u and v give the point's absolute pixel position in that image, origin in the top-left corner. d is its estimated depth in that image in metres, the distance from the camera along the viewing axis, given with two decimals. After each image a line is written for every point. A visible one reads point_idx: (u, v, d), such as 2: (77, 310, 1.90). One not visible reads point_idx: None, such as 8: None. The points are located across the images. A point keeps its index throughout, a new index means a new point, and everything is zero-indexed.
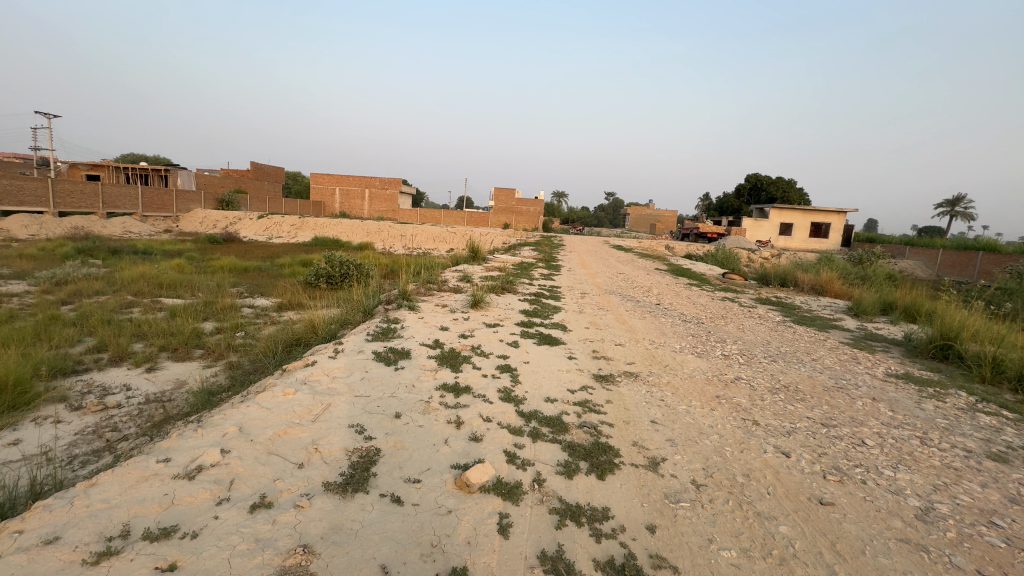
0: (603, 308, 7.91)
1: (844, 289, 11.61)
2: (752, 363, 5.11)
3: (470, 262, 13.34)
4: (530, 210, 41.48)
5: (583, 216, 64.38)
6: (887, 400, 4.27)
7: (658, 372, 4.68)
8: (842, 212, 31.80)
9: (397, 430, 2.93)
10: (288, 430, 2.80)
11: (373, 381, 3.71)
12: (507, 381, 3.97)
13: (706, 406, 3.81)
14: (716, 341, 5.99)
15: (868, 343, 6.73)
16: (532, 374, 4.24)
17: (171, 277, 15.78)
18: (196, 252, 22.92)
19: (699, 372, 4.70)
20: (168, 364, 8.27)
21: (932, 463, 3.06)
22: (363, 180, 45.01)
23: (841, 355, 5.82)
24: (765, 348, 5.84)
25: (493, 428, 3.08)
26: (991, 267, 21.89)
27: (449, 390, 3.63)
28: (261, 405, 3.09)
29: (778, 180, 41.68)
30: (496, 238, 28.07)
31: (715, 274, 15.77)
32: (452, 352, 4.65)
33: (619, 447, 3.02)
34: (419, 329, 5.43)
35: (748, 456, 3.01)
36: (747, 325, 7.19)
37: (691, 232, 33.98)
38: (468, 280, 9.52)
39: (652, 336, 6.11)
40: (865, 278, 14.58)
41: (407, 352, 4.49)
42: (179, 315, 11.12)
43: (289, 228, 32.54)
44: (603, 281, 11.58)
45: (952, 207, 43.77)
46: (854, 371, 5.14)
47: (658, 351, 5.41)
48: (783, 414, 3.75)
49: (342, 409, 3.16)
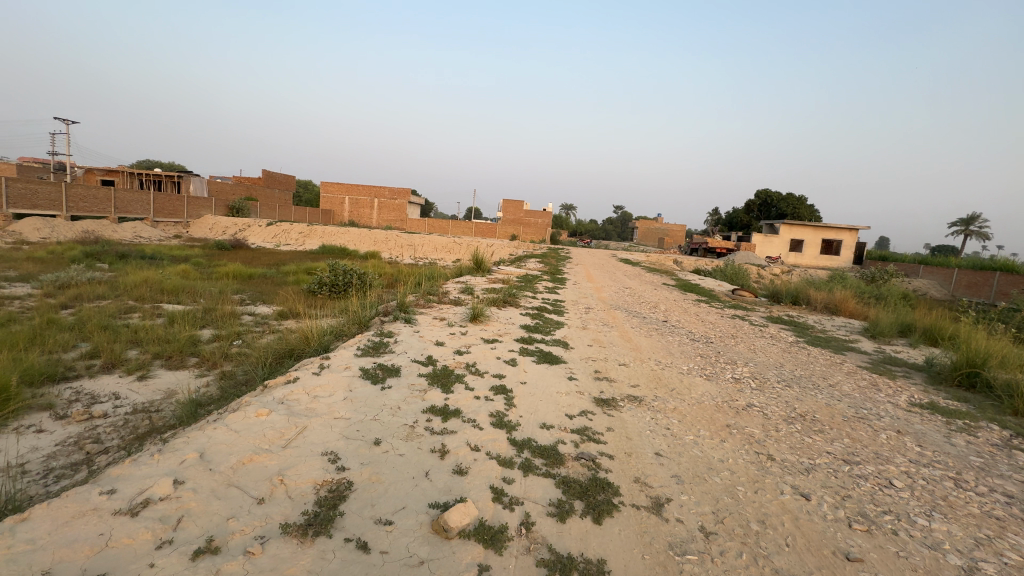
0: (607, 324, 7.62)
1: (859, 309, 11.22)
2: (765, 388, 4.78)
3: (474, 274, 13.12)
4: (538, 222, 41.44)
5: (591, 229, 64.38)
6: (913, 433, 3.94)
7: (663, 396, 4.37)
8: (854, 229, 31.31)
9: (374, 460, 2.66)
10: (254, 458, 2.54)
11: (356, 401, 3.45)
12: (500, 404, 3.69)
13: (715, 437, 3.51)
14: (725, 363, 5.66)
15: (887, 367, 6.37)
16: (529, 397, 3.96)
17: (175, 282, 15.68)
18: (202, 259, 22.98)
19: (708, 398, 4.39)
20: (160, 373, 8.09)
21: (970, 511, 2.73)
22: (372, 189, 45.23)
23: (860, 381, 5.47)
24: (778, 372, 5.51)
25: (480, 459, 2.81)
26: (1008, 288, 21.31)
27: (438, 413, 3.36)
28: (229, 427, 2.84)
29: (789, 197, 41.52)
30: (503, 249, 27.95)
31: (724, 290, 15.42)
32: (444, 369, 4.38)
33: (618, 485, 2.72)
34: (413, 344, 5.17)
35: (763, 498, 2.70)
36: (758, 346, 6.86)
37: (699, 247, 33.63)
38: (469, 292, 9.28)
39: (657, 356, 5.80)
40: (879, 297, 14.17)
41: (396, 369, 4.23)
42: (179, 322, 10.97)
43: (297, 236, 32.64)
44: (609, 295, 11.29)
45: (967, 226, 43.14)
46: (875, 400, 4.80)
47: (664, 372, 5.11)
48: (800, 447, 3.44)
49: (318, 433, 2.90)
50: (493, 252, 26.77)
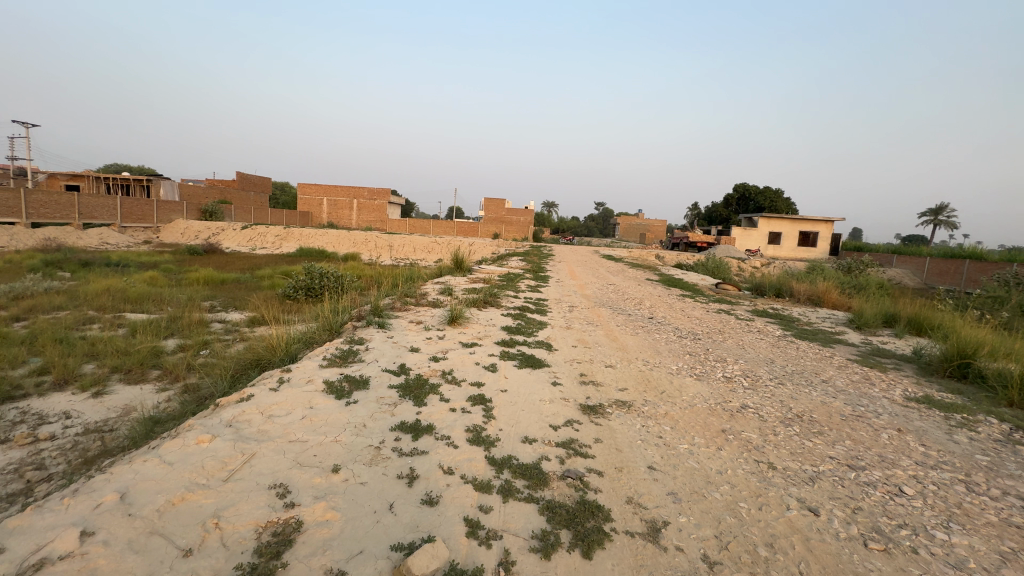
0: (592, 323, 7.36)
1: (842, 299, 11.19)
2: (758, 387, 4.56)
3: (454, 273, 12.77)
4: (520, 220, 41.24)
5: (573, 226, 64.49)
6: (914, 431, 3.74)
7: (653, 400, 4.11)
8: (830, 221, 31.80)
9: (331, 492, 2.32)
10: (187, 496, 2.18)
11: (315, 421, 3.08)
12: (478, 417, 3.37)
13: (711, 445, 3.25)
14: (715, 360, 5.43)
15: (877, 360, 6.23)
16: (509, 406, 3.65)
17: (141, 290, 14.93)
18: (172, 265, 22.10)
19: (700, 400, 4.14)
20: (118, 388, 7.54)
21: (989, 521, 2.52)
22: (350, 190, 44.35)
23: (852, 375, 5.30)
24: (770, 368, 5.31)
25: (453, 485, 2.48)
26: (978, 275, 21.81)
27: (408, 430, 3.02)
28: (161, 460, 2.45)
29: (765, 191, 42.10)
30: (485, 248, 27.64)
31: (707, 284, 15.34)
32: (418, 379, 4.03)
33: (609, 508, 2.43)
34: (385, 352, 4.80)
35: (769, 516, 2.43)
36: (746, 341, 6.67)
37: (681, 242, 33.76)
38: (449, 292, 8.94)
39: (645, 355, 5.55)
40: (859, 287, 14.24)
41: (364, 381, 3.87)
42: (143, 333, 10.35)
43: (273, 238, 31.75)
44: (593, 293, 11.05)
45: (935, 216, 44.43)
46: (870, 395, 4.62)
47: (652, 373, 4.85)
48: (802, 453, 3.20)
49: (267, 462, 2.54)
50: (474, 251, 26.35)
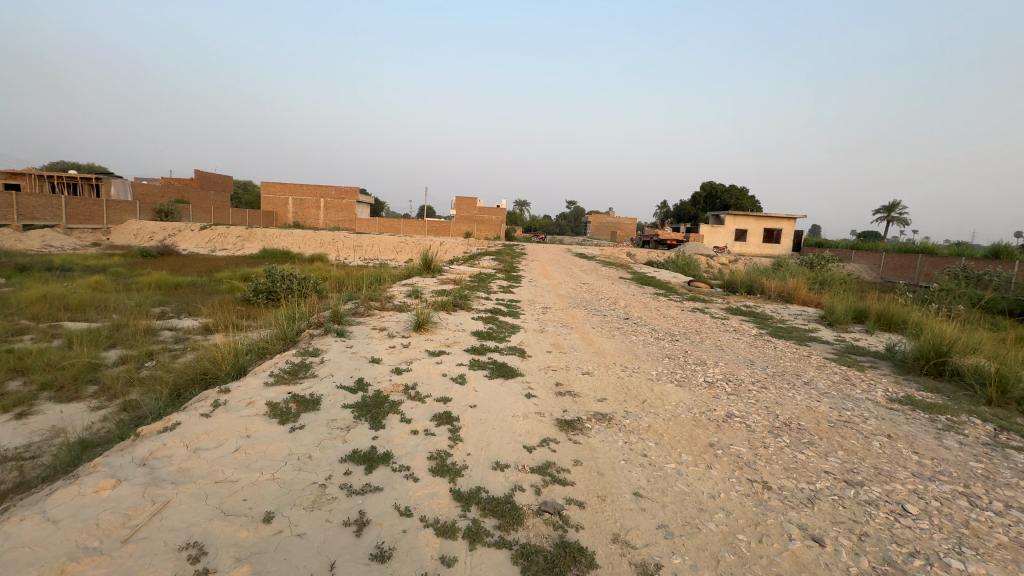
0: (567, 325, 7.06)
1: (811, 296, 11.29)
2: (742, 393, 4.33)
3: (423, 274, 12.31)
4: (492, 219, 40.88)
5: (545, 224, 64.50)
6: (904, 437, 3.57)
7: (635, 410, 3.81)
8: (792, 218, 32.71)
9: (259, 551, 1.90)
10: (67, 569, 1.72)
11: (251, 454, 2.64)
12: (442, 441, 2.99)
13: (700, 463, 2.97)
14: (695, 364, 5.20)
15: (853, 358, 6.15)
16: (478, 425, 3.29)
17: (84, 297, 13.81)
18: (123, 268, 20.77)
19: (683, 409, 3.88)
20: (46, 407, 6.79)
21: (1001, 542, 2.31)
22: (316, 189, 42.99)
23: (832, 376, 5.16)
24: (750, 371, 5.12)
25: (411, 531, 2.10)
26: (930, 269, 22.71)
27: (360, 462, 2.63)
28: (42, 519, 1.96)
29: (731, 189, 43.06)
30: (456, 248, 27.17)
31: (680, 281, 15.35)
32: (377, 396, 3.62)
33: (593, 550, 2.10)
34: (342, 364, 4.35)
35: (772, 550, 2.16)
36: (724, 341, 6.51)
37: (651, 239, 34.07)
38: (417, 295, 8.49)
39: (622, 360, 5.28)
40: (824, 282, 14.52)
41: (315, 402, 3.42)
42: (81, 344, 9.47)
43: (234, 239, 30.35)
44: (567, 292, 10.79)
45: (888, 213, 46.49)
46: (853, 397, 4.46)
47: (632, 380, 4.56)
48: (796, 468, 2.96)
49: (182, 513, 2.09)
50: (445, 251, 25.82)
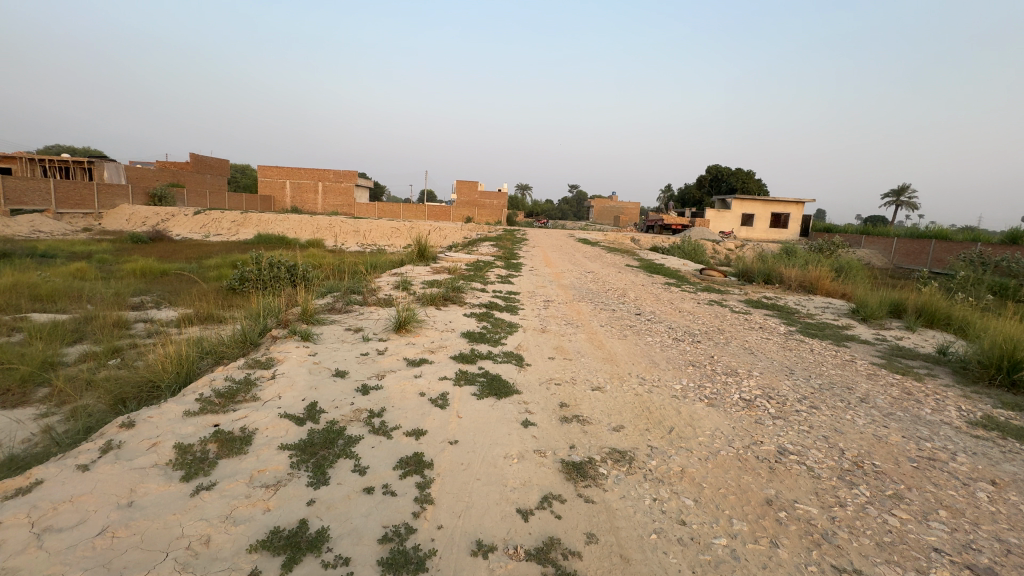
0: (571, 323, 6.23)
1: (836, 286, 10.39)
2: (790, 418, 3.49)
3: (417, 262, 11.45)
4: (493, 203, 39.87)
5: (547, 208, 63.36)
6: (1014, 484, 2.73)
7: (662, 445, 2.98)
8: (800, 202, 31.51)
9: None
10: None
11: (118, 542, 1.80)
12: (405, 506, 2.18)
13: (763, 537, 2.15)
14: (726, 376, 4.36)
15: (903, 364, 5.29)
16: (457, 477, 2.46)
17: (58, 286, 12.91)
18: (109, 254, 19.97)
19: (722, 443, 3.04)
20: None
21: None
22: (313, 173, 41.93)
23: (890, 390, 4.31)
24: (793, 383, 4.28)
25: None
26: (943, 255, 21.73)
27: (278, 551, 1.82)
28: None
29: (737, 172, 41.81)
30: (455, 233, 26.23)
31: (689, 269, 14.43)
32: (329, 430, 2.79)
33: None
34: (298, 381, 3.52)
35: None
36: (752, 342, 5.68)
37: (656, 223, 32.92)
38: (406, 287, 7.63)
39: (639, 369, 4.45)
40: (843, 269, 13.53)
41: (244, 443, 2.59)
42: (40, 340, 8.57)
43: (229, 224, 29.41)
44: (570, 283, 9.93)
45: (897, 197, 45.30)
46: (925, 420, 3.62)
47: (652, 398, 3.74)
48: (896, 547, 2.13)
49: None
50: (443, 236, 24.94)
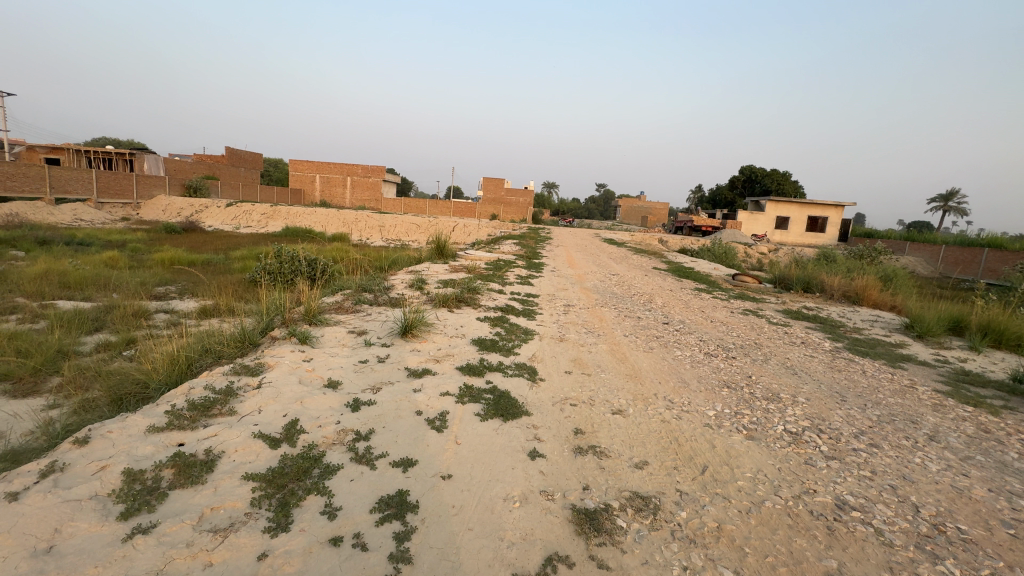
0: (592, 331, 5.75)
1: (884, 298, 9.56)
2: (847, 459, 2.96)
3: (435, 259, 11.13)
4: (519, 201, 39.42)
5: (574, 207, 62.55)
6: None
7: (695, 491, 2.49)
8: (840, 205, 29.98)
9: None
10: None
11: None
12: (374, 567, 1.78)
13: None
14: (768, 402, 3.81)
15: (974, 393, 4.61)
16: (444, 525, 2.06)
17: (86, 274, 13.06)
18: (142, 244, 20.42)
19: (768, 491, 2.53)
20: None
21: None
22: (342, 168, 42.39)
23: (963, 426, 3.69)
24: (846, 413, 3.71)
25: None
26: (997, 266, 20.10)
27: None
28: None
29: (773, 173, 40.20)
30: (478, 230, 25.95)
31: (721, 274, 13.66)
32: (304, 457, 2.42)
33: None
34: (283, 392, 3.17)
35: None
36: (795, 361, 5.09)
37: (685, 225, 31.89)
38: (419, 286, 7.29)
39: (666, 390, 3.95)
40: (890, 278, 12.53)
41: (205, 468, 2.25)
42: (61, 329, 8.55)
43: (259, 216, 29.86)
44: (593, 286, 9.42)
45: (945, 203, 42.71)
46: (1013, 469, 3.02)
47: (681, 427, 3.25)
48: None
49: None
50: (466, 233, 24.68)
